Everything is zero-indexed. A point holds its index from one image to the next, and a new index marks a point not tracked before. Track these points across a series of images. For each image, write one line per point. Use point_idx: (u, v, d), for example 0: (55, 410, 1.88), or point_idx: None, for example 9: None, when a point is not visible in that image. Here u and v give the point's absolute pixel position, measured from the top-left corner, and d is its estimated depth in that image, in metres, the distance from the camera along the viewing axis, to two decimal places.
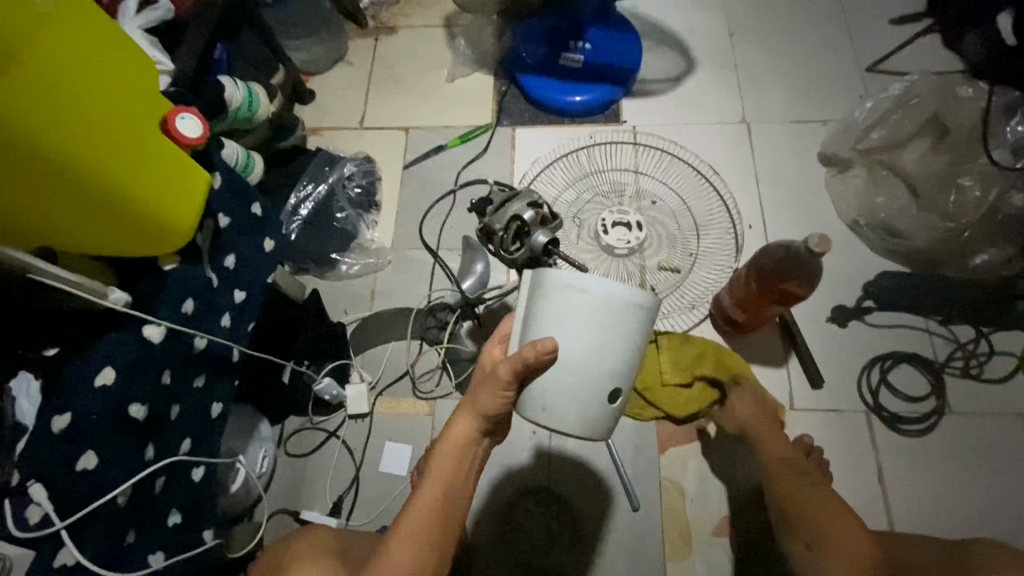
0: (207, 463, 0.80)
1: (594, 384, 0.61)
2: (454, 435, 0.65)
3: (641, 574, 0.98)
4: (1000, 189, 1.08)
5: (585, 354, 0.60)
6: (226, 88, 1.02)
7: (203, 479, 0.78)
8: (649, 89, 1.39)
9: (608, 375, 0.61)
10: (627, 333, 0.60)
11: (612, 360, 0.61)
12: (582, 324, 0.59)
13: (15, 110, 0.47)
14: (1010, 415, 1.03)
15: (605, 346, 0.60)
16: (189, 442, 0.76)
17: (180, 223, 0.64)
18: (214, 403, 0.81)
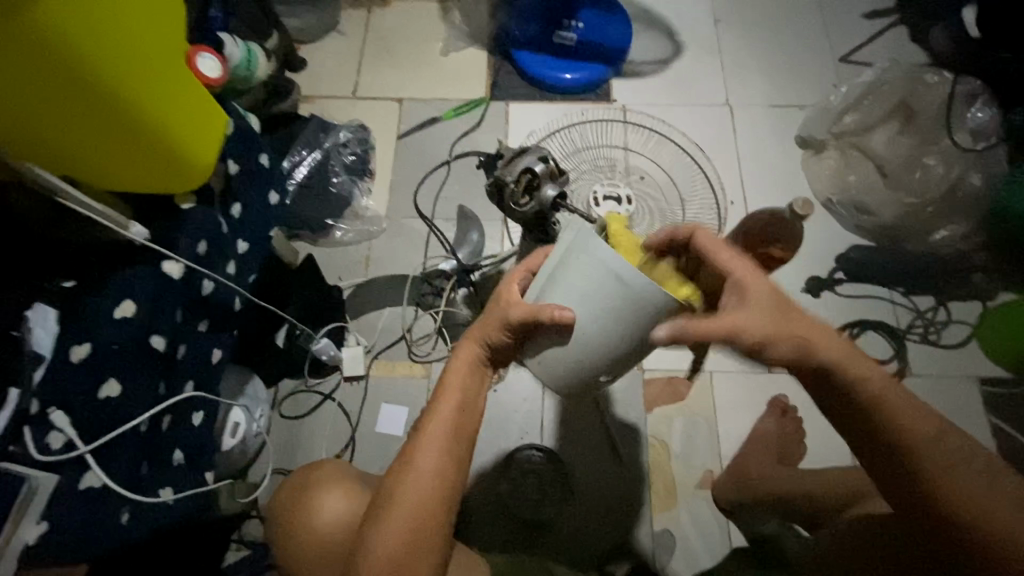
0: (206, 407, 0.81)
1: (591, 358, 0.64)
2: (460, 361, 0.68)
3: (628, 523, 1.03)
4: (960, 170, 1.17)
5: (591, 331, 0.62)
6: (226, 44, 1.00)
7: (201, 423, 0.79)
8: (639, 69, 1.43)
9: (606, 354, 0.63)
10: (633, 327, 0.60)
11: (618, 342, 0.62)
12: (598, 303, 0.60)
13: (69, 33, 0.50)
14: (964, 376, 1.13)
15: (612, 330, 0.61)
16: (192, 384, 0.76)
17: (199, 163, 0.67)
18: (214, 349, 0.81)
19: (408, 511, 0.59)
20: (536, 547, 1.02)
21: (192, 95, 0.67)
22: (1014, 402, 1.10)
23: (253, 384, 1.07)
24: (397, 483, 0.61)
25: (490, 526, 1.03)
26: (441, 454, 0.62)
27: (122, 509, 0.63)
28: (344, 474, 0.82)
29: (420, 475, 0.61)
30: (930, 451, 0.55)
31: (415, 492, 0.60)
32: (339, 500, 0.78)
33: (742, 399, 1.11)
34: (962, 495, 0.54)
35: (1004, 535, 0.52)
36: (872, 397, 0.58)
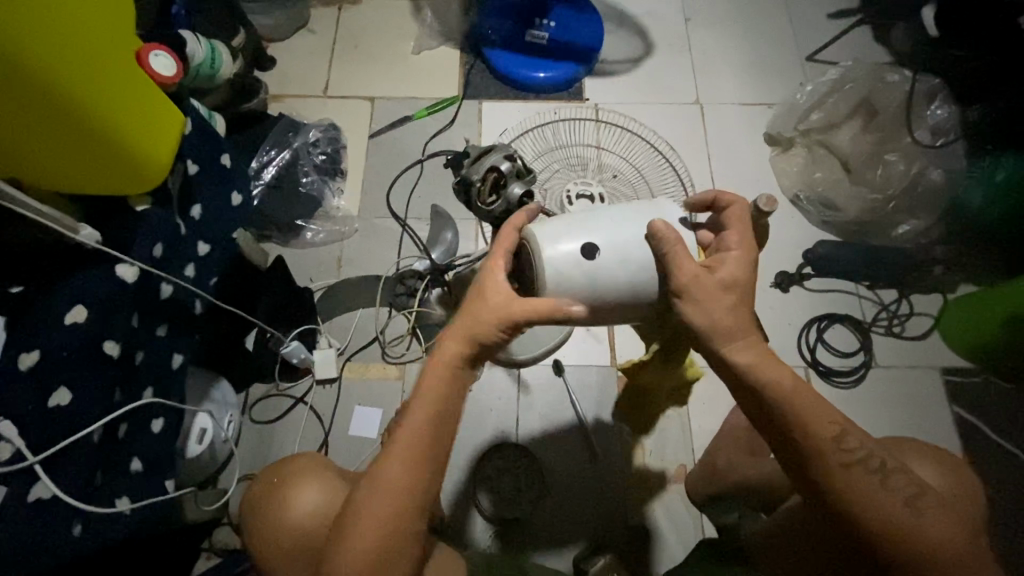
0: (168, 415, 0.78)
1: (581, 229, 0.70)
2: (438, 364, 0.62)
3: (602, 518, 1.04)
4: (920, 166, 1.20)
5: (605, 245, 0.69)
6: (188, 43, 0.97)
7: (162, 431, 0.76)
8: (610, 68, 1.44)
9: (597, 228, 0.70)
10: (629, 277, 0.69)
11: (615, 220, 0.70)
12: (630, 231, 0.69)
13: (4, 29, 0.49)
14: (927, 367, 1.16)
15: (620, 260, 0.68)
16: (152, 391, 0.74)
17: (154, 162, 0.66)
18: (175, 353, 0.79)
19: (379, 527, 0.57)
20: (511, 544, 1.02)
21: (143, 93, 0.65)
22: (973, 391, 1.13)
23: (220, 388, 1.06)
24: (369, 498, 0.58)
25: (466, 527, 1.03)
26: (413, 465, 0.58)
27: (74, 522, 0.61)
28: (315, 468, 0.80)
29: (393, 489, 0.58)
30: (833, 450, 0.55)
31: (386, 506, 0.57)
32: (316, 493, 0.77)
33: (713, 393, 1.13)
34: (862, 494, 0.54)
35: (902, 527, 0.52)
36: (783, 394, 0.57)
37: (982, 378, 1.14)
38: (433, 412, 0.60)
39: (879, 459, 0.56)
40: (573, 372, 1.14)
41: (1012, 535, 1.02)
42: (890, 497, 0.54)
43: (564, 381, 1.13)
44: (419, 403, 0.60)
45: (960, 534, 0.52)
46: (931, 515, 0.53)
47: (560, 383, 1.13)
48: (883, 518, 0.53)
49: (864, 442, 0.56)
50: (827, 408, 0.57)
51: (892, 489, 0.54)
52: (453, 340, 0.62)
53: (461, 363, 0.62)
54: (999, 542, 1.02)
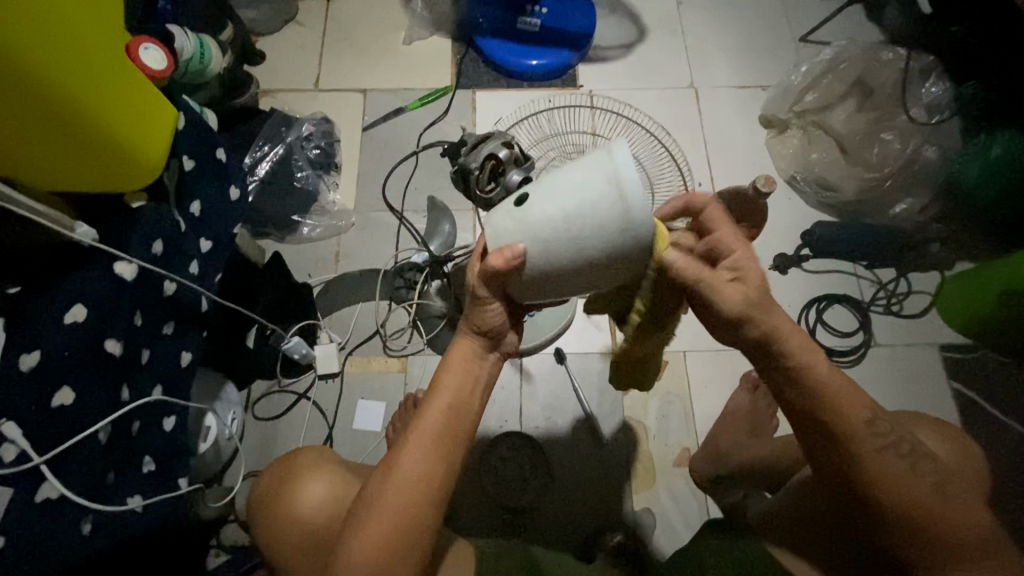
0: (178, 412, 0.79)
1: (530, 206, 0.57)
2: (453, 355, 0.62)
3: (607, 503, 1.05)
4: (916, 144, 1.21)
5: (542, 202, 0.56)
6: (176, 37, 0.96)
7: (174, 429, 0.78)
8: (603, 54, 1.43)
9: (548, 205, 0.56)
10: (570, 238, 0.55)
11: (568, 194, 0.54)
12: (568, 185, 0.55)
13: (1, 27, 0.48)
14: (926, 344, 1.17)
15: (555, 217, 0.55)
16: (161, 388, 0.75)
17: (150, 158, 0.65)
18: (182, 352, 0.79)
19: (390, 521, 0.56)
20: (518, 532, 1.02)
21: (136, 89, 0.65)
22: (973, 366, 1.14)
23: (226, 390, 1.05)
24: (381, 492, 0.58)
25: (474, 515, 1.04)
26: (428, 455, 0.58)
27: (84, 520, 0.61)
28: (319, 466, 0.80)
29: (403, 482, 0.57)
30: (866, 437, 0.55)
31: (397, 499, 0.57)
32: (323, 486, 0.77)
33: (714, 375, 1.13)
34: (892, 478, 0.55)
35: (926, 507, 0.54)
36: (823, 385, 0.56)
37: (982, 354, 1.15)
38: (443, 400, 0.60)
39: (907, 444, 0.57)
40: (575, 360, 1.15)
41: (1012, 507, 1.03)
42: (917, 480, 0.55)
43: (566, 369, 1.13)
44: (432, 392, 0.60)
45: (979, 516, 0.55)
46: (953, 497, 0.55)
47: (562, 371, 1.13)
48: (908, 501, 0.54)
49: (893, 426, 0.57)
50: (860, 396, 0.57)
51: (919, 473, 0.56)
52: (465, 328, 0.63)
53: (473, 350, 0.63)
54: (1001, 514, 1.03)
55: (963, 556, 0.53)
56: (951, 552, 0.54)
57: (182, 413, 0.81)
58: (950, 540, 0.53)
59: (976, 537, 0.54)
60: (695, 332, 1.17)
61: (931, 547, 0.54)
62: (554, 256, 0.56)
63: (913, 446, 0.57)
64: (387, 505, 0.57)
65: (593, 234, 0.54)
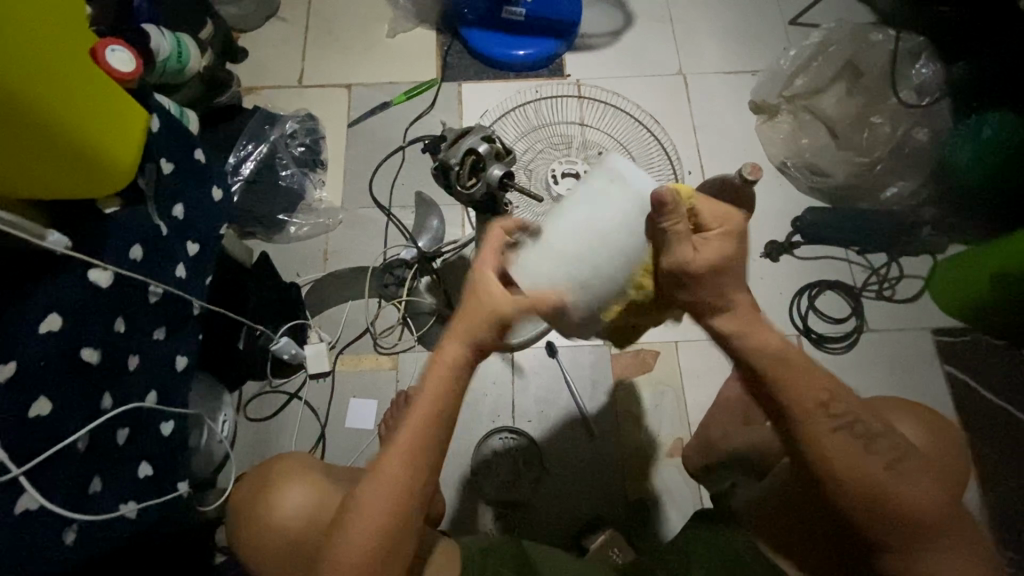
0: (176, 417, 0.80)
1: (563, 246, 0.58)
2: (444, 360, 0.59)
3: (601, 494, 1.05)
4: (906, 127, 1.19)
5: (567, 233, 0.58)
6: (152, 37, 0.94)
7: (172, 434, 0.78)
8: (590, 42, 1.41)
9: (583, 237, 0.57)
10: (607, 263, 0.57)
11: (602, 221, 0.57)
12: (590, 213, 0.57)
13: None
14: (919, 328, 1.16)
15: (586, 243, 0.57)
16: (155, 394, 0.75)
17: (123, 161, 0.65)
18: (176, 356, 0.80)
19: (374, 530, 0.57)
20: (512, 526, 1.03)
21: (104, 91, 0.64)
22: (965, 349, 1.14)
23: (223, 405, 1.06)
24: (364, 501, 0.57)
25: (465, 510, 1.04)
26: (414, 466, 0.58)
27: (68, 528, 0.61)
28: (303, 470, 0.80)
29: (389, 491, 0.57)
30: (819, 417, 0.57)
31: (381, 508, 0.57)
32: (299, 492, 0.77)
33: (705, 365, 1.13)
34: (845, 458, 0.56)
35: (882, 486, 0.55)
36: (775, 363, 0.59)
37: (974, 337, 1.15)
38: (429, 410, 0.59)
39: (864, 423, 0.57)
40: (567, 353, 1.14)
41: (1003, 490, 1.04)
42: (871, 459, 0.56)
43: (558, 363, 1.13)
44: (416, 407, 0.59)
45: (935, 496, 0.55)
46: (907, 480, 0.55)
47: (554, 364, 1.13)
48: (864, 479, 0.55)
49: (849, 407, 0.58)
50: (813, 376, 0.58)
51: (873, 452, 0.56)
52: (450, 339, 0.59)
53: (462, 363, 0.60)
54: (992, 496, 1.03)
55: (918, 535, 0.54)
56: (906, 532, 0.54)
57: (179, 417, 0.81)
58: (904, 518, 0.54)
59: (928, 517, 0.54)
60: (689, 322, 1.16)
61: (886, 524, 0.55)
62: (592, 285, 0.58)
63: (869, 423, 0.57)
64: (368, 515, 0.57)
65: (623, 255, 0.57)
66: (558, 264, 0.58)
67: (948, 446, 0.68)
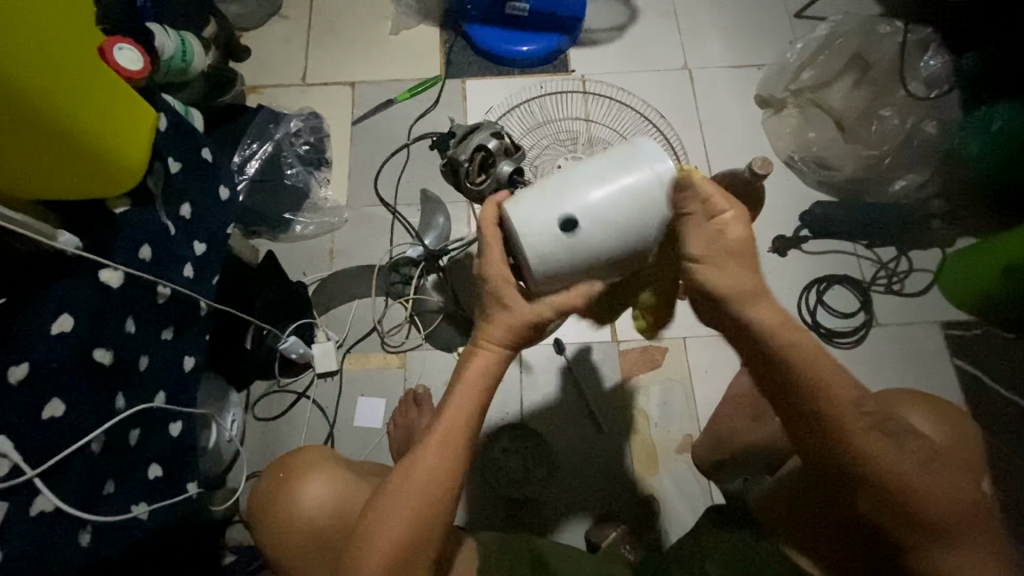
0: (184, 418, 0.80)
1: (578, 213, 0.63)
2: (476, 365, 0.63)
3: (612, 490, 1.05)
4: (916, 119, 1.18)
5: (584, 187, 0.63)
6: (157, 36, 0.94)
7: (180, 434, 0.78)
8: (594, 38, 1.40)
9: (598, 211, 0.63)
10: (626, 221, 0.63)
11: (620, 197, 0.63)
12: (612, 172, 0.63)
13: None
14: (928, 322, 1.15)
15: (611, 201, 0.63)
16: (164, 396, 0.74)
17: (131, 159, 0.64)
18: (185, 356, 0.79)
19: (414, 510, 0.57)
20: (525, 524, 1.03)
21: (112, 89, 0.63)
22: (975, 342, 1.13)
23: (230, 405, 1.06)
24: (404, 483, 0.58)
25: (475, 506, 1.04)
26: (449, 456, 0.59)
27: (82, 530, 0.61)
28: (316, 465, 0.79)
29: (422, 486, 0.58)
30: (851, 415, 0.54)
31: (421, 489, 0.58)
32: (323, 485, 0.76)
33: (714, 360, 1.13)
34: (877, 458, 0.54)
35: (912, 487, 0.53)
36: (799, 357, 0.56)
37: (984, 331, 1.14)
38: (468, 398, 0.61)
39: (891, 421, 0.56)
40: (575, 349, 1.14)
41: (1016, 484, 1.03)
42: (903, 459, 0.54)
43: (566, 359, 1.12)
44: (459, 393, 0.61)
45: (965, 497, 0.53)
46: (942, 478, 0.53)
47: (562, 361, 1.12)
48: (892, 481, 0.53)
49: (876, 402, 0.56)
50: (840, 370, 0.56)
51: (905, 451, 0.54)
52: (489, 341, 0.63)
53: (499, 358, 0.63)
54: (1004, 490, 1.03)
55: (945, 537, 0.53)
56: (933, 532, 0.53)
57: (188, 418, 0.81)
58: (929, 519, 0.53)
59: (956, 517, 0.52)
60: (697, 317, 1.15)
61: (907, 526, 0.54)
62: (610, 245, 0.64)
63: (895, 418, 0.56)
64: (400, 507, 0.57)
65: (634, 214, 0.63)
66: (580, 218, 0.63)
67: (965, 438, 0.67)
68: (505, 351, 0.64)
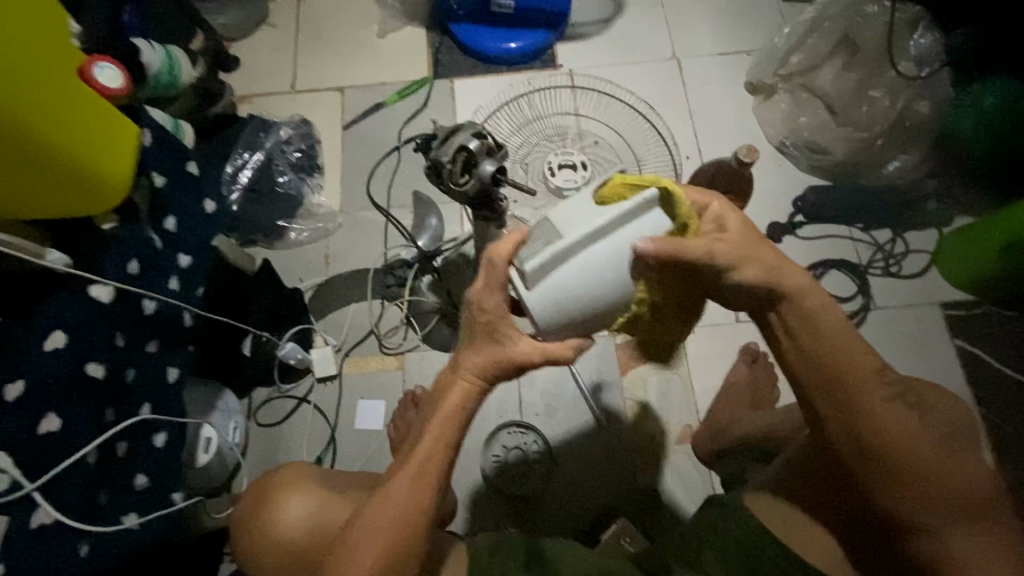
0: (171, 428, 0.78)
1: (583, 278, 0.59)
2: (455, 388, 0.62)
3: (613, 483, 1.05)
4: (906, 99, 1.17)
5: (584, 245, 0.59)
6: (143, 51, 0.95)
7: (166, 444, 0.76)
8: (581, 31, 1.40)
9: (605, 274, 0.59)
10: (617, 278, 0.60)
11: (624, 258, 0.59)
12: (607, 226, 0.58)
13: None
14: (927, 303, 1.14)
15: (603, 285, 0.60)
16: (149, 406, 0.74)
17: (117, 177, 0.66)
18: (170, 368, 0.79)
19: (382, 551, 0.58)
20: (527, 520, 1.03)
21: (95, 108, 0.64)
22: (975, 321, 1.12)
23: (224, 397, 1.05)
24: (374, 521, 0.59)
25: (473, 505, 1.04)
26: (424, 482, 0.60)
27: (80, 542, 0.63)
28: (301, 477, 0.81)
29: (394, 508, 0.59)
30: (878, 387, 0.56)
31: (389, 528, 0.58)
32: (303, 502, 0.77)
33: (709, 350, 1.13)
34: (900, 434, 0.55)
35: (926, 467, 0.55)
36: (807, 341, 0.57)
37: (983, 309, 1.13)
38: (433, 436, 0.61)
39: (913, 398, 0.58)
40: None
41: (1019, 463, 1.03)
42: (928, 435, 0.56)
43: None
44: (430, 427, 0.61)
45: (978, 474, 0.56)
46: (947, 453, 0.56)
47: None
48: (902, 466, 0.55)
49: (901, 380, 0.58)
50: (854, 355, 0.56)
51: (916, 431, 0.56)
52: (467, 371, 0.62)
53: (472, 389, 0.62)
54: (1007, 469, 1.02)
55: (954, 512, 0.55)
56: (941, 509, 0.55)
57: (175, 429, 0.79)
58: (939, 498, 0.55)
59: (971, 494, 0.55)
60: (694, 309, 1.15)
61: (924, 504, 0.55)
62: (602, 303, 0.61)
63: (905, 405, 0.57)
64: (370, 540, 0.58)
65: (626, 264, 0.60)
66: (573, 292, 0.59)
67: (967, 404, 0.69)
68: (482, 384, 0.63)
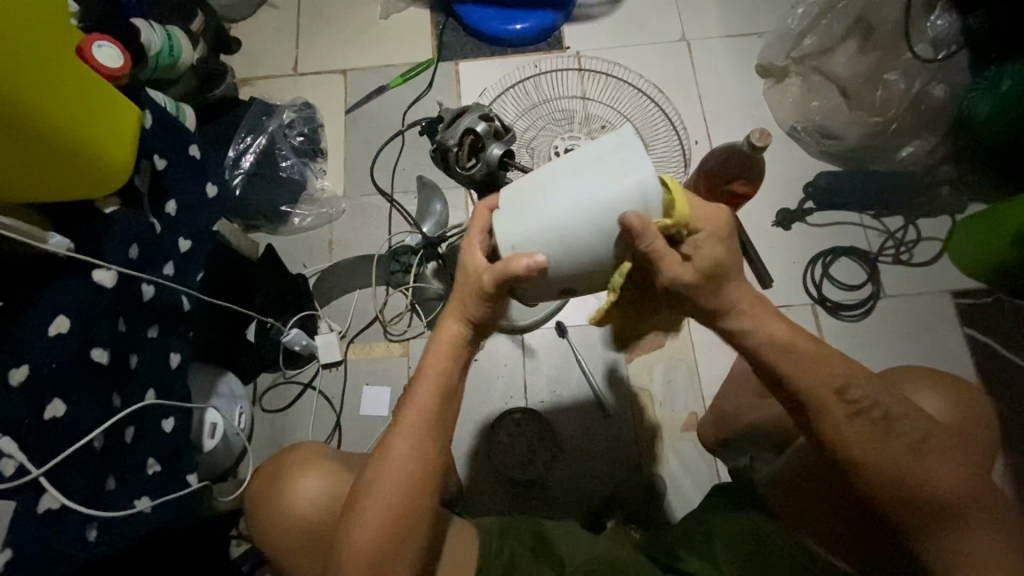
0: (177, 412, 0.80)
1: (551, 228, 0.55)
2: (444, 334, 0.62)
3: (618, 468, 1.05)
4: (922, 83, 1.13)
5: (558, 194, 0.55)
6: (142, 31, 0.93)
7: (174, 429, 0.78)
8: (589, 12, 1.37)
9: (579, 226, 0.55)
10: (593, 233, 0.55)
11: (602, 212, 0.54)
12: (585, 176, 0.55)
13: None
14: (938, 292, 1.13)
15: (580, 222, 0.55)
16: (153, 392, 0.74)
17: (118, 159, 0.65)
18: (171, 354, 0.78)
19: (384, 522, 0.57)
20: (529, 503, 1.04)
21: (95, 89, 0.63)
22: (986, 311, 1.11)
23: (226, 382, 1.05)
24: (376, 485, 0.58)
25: (476, 489, 1.05)
26: (423, 441, 0.60)
27: (89, 526, 0.63)
28: (316, 456, 0.81)
29: (393, 469, 0.58)
30: (842, 397, 0.56)
31: (390, 492, 0.58)
32: (310, 479, 0.78)
33: (715, 338, 1.12)
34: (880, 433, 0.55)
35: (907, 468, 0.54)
36: (780, 348, 0.57)
37: (994, 299, 1.11)
38: (427, 390, 0.61)
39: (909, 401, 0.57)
40: (577, 332, 1.13)
41: None
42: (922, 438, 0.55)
43: (568, 342, 1.12)
44: (421, 389, 0.61)
45: (967, 477, 0.54)
46: (935, 455, 0.55)
47: (562, 342, 1.12)
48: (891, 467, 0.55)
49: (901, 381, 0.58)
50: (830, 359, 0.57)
51: (896, 434, 0.55)
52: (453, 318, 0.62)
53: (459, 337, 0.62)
54: (1014, 460, 1.02)
55: (949, 516, 0.54)
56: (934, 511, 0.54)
57: (178, 414, 0.81)
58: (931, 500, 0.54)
59: (956, 498, 0.54)
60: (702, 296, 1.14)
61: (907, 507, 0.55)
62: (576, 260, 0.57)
63: (896, 407, 0.56)
64: (372, 505, 0.58)
65: (607, 220, 0.54)
66: (542, 240, 0.56)
67: (973, 414, 0.67)
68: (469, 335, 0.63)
